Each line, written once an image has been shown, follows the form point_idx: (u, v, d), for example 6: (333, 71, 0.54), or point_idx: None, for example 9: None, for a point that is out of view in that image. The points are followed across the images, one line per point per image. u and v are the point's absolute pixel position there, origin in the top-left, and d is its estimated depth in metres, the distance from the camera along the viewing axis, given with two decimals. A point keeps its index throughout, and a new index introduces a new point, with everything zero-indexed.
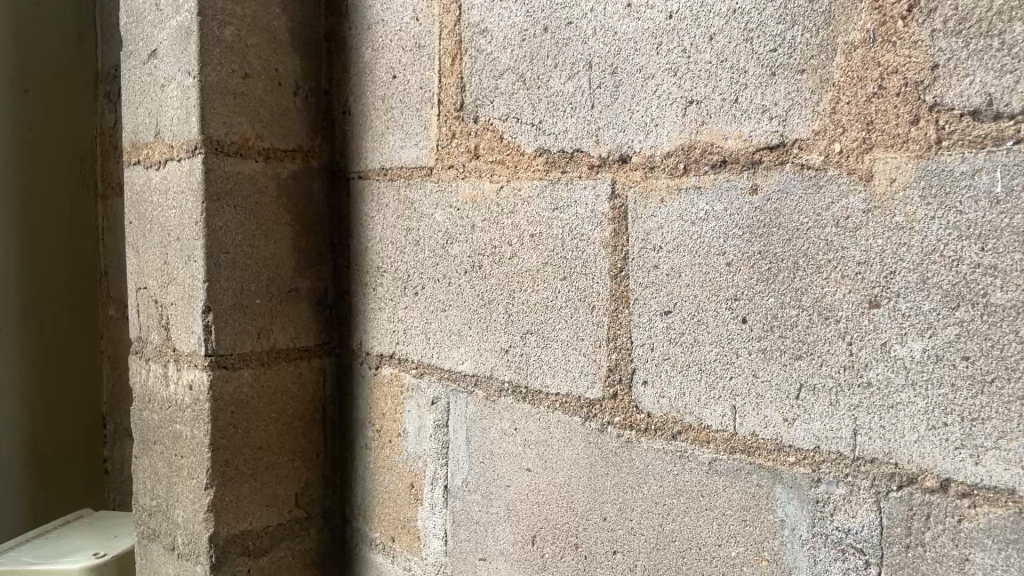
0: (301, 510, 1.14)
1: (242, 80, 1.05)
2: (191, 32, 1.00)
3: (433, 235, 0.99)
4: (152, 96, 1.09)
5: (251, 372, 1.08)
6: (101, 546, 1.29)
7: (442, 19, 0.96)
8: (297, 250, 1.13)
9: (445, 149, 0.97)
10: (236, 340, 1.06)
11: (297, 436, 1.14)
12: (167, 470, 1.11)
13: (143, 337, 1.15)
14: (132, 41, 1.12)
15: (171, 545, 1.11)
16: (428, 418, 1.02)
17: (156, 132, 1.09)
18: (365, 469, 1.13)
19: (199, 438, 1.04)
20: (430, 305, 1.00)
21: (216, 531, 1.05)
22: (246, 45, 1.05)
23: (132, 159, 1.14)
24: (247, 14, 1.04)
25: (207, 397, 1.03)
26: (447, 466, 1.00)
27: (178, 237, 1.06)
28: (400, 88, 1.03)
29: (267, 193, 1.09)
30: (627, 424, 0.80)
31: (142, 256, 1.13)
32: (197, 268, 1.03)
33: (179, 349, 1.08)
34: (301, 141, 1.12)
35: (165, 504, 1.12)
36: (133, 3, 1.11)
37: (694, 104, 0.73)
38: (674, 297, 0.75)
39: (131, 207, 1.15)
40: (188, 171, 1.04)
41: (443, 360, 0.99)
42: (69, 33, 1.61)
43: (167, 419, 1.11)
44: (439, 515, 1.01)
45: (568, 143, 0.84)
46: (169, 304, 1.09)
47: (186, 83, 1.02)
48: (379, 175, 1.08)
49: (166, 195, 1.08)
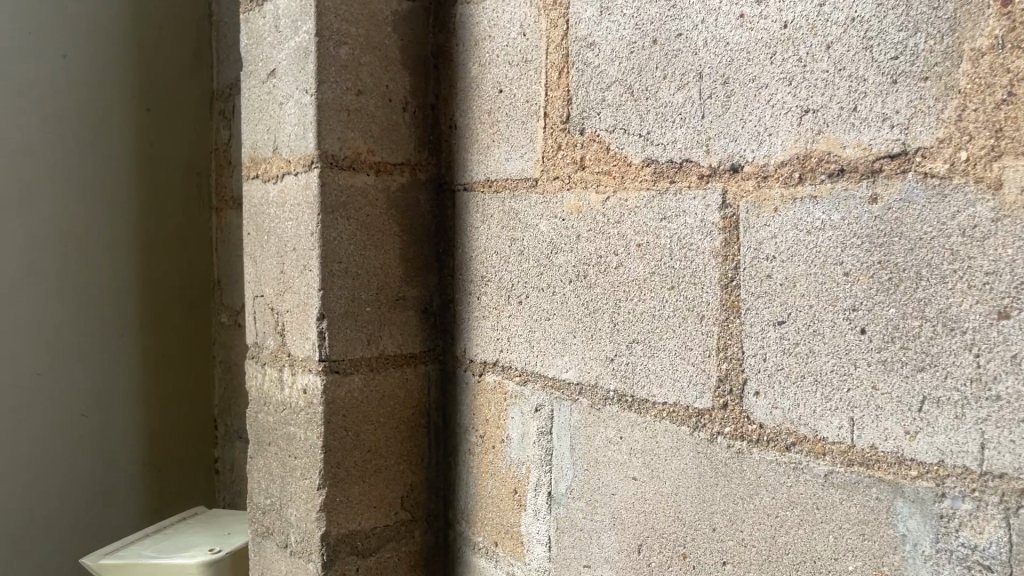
0: (406, 513, 1.17)
1: (356, 97, 1.09)
2: (309, 53, 1.05)
3: (538, 245, 1.00)
4: (270, 113, 1.15)
5: (361, 377, 1.12)
6: (216, 541, 1.33)
7: (550, 33, 0.97)
8: (405, 260, 1.16)
9: (551, 160, 0.99)
10: (347, 345, 1.10)
11: (403, 440, 1.16)
12: (281, 470, 1.16)
13: (259, 343, 1.21)
14: (251, 61, 1.18)
15: (284, 543, 1.16)
16: (532, 425, 1.03)
17: (274, 148, 1.14)
18: (467, 475, 1.15)
19: (313, 440, 1.09)
20: (534, 314, 1.01)
21: (328, 530, 1.09)
22: (360, 64, 1.09)
23: (251, 174, 1.20)
24: (361, 34, 1.09)
25: (321, 400, 1.08)
26: (551, 473, 1.00)
27: (294, 248, 1.11)
28: (506, 101, 1.04)
29: (377, 205, 1.13)
30: (738, 434, 0.80)
31: (259, 265, 1.19)
32: (312, 277, 1.08)
33: (294, 354, 1.13)
34: (410, 154, 1.16)
35: (279, 503, 1.17)
36: (252, 25, 1.17)
37: (810, 113, 0.73)
38: (788, 307, 0.75)
39: (249, 219, 1.21)
40: (305, 185, 1.09)
41: (547, 368, 1.00)
42: (189, 53, 1.70)
43: (281, 421, 1.16)
44: (543, 521, 1.01)
45: (677, 154, 0.84)
46: (284, 311, 1.14)
47: (304, 101, 1.07)
48: (484, 188, 1.10)
49: (284, 208, 1.13)
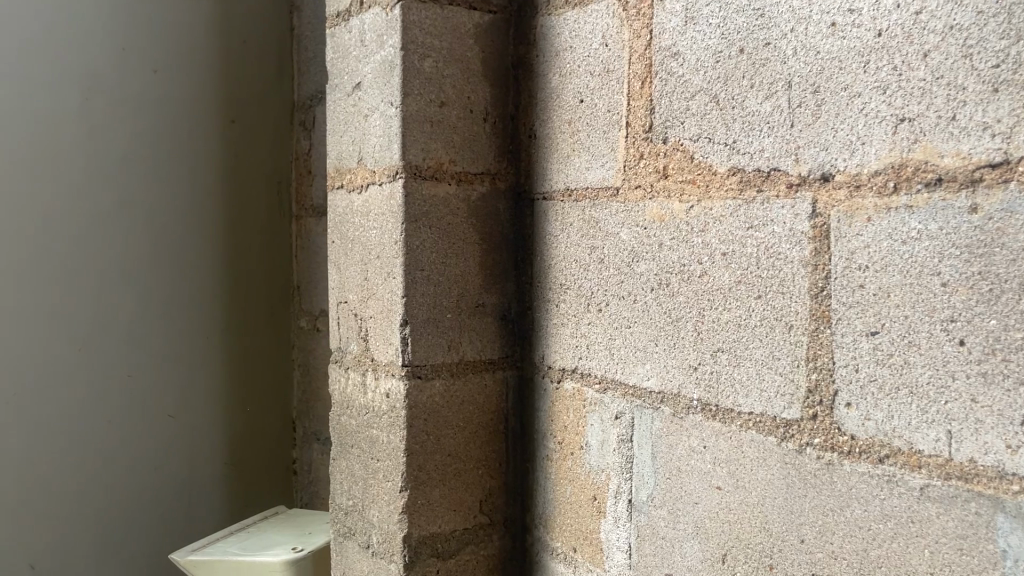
0: (485, 517, 1.17)
1: (438, 108, 1.11)
2: (395, 66, 1.08)
3: (618, 254, 1.00)
4: (356, 125, 1.18)
5: (442, 383, 1.13)
6: (300, 540, 1.36)
7: (633, 44, 0.97)
8: (484, 267, 1.16)
9: (633, 169, 0.99)
10: (429, 351, 1.12)
11: (482, 445, 1.17)
12: (364, 472, 1.19)
13: (343, 347, 1.24)
14: (337, 74, 1.21)
15: (366, 543, 1.19)
16: (613, 432, 1.02)
17: (359, 158, 1.18)
18: (546, 481, 1.14)
19: (396, 443, 1.11)
20: (615, 322, 1.01)
21: (409, 531, 1.11)
22: (442, 76, 1.11)
23: (336, 183, 1.23)
24: (445, 46, 1.11)
25: (404, 404, 1.10)
26: (632, 481, 1.00)
27: (378, 255, 1.14)
28: (587, 111, 1.05)
29: (457, 214, 1.14)
30: (828, 445, 0.79)
31: (344, 273, 1.22)
32: (396, 284, 1.10)
33: (378, 359, 1.16)
34: (488, 164, 1.16)
35: (361, 504, 1.19)
36: (338, 39, 1.20)
37: (905, 122, 0.72)
38: (882, 317, 0.74)
39: (334, 228, 1.24)
40: (389, 195, 1.11)
41: (628, 376, 1.00)
42: (271, 66, 1.74)
43: (365, 424, 1.19)
44: (624, 529, 1.01)
45: (764, 163, 0.84)
46: (368, 317, 1.17)
47: (389, 112, 1.10)
48: (564, 197, 1.09)
49: (368, 217, 1.16)
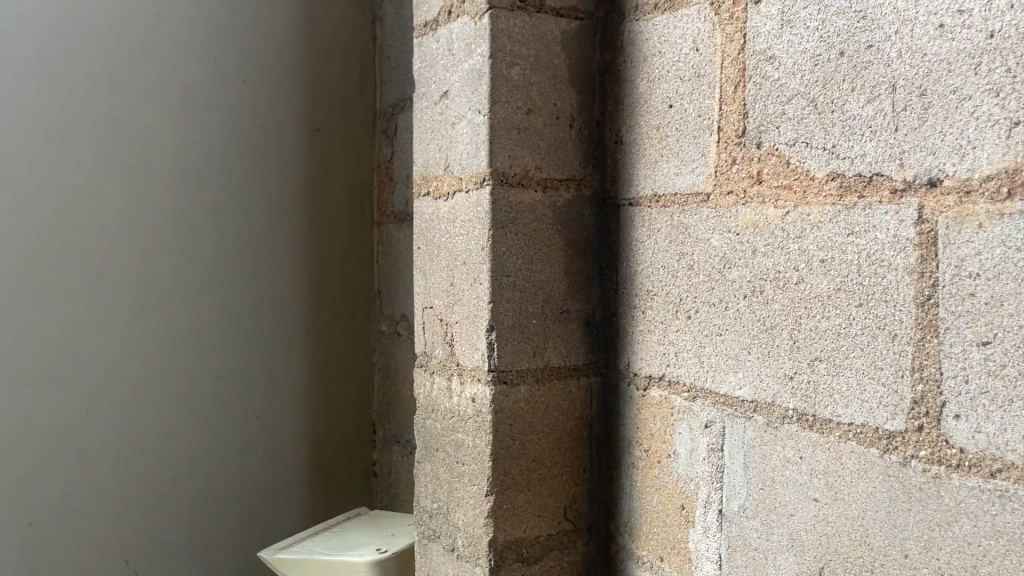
0: (569, 523, 1.17)
1: (525, 115, 1.11)
2: (483, 75, 1.09)
3: (709, 260, 0.99)
4: (443, 132, 1.19)
5: (527, 388, 1.13)
6: (385, 541, 1.37)
7: (725, 48, 0.96)
8: (569, 273, 1.15)
9: (725, 175, 0.97)
10: (515, 357, 1.11)
11: (567, 451, 1.16)
12: (449, 476, 1.19)
13: (428, 352, 1.25)
14: (424, 83, 1.23)
15: (451, 546, 1.19)
16: (702, 441, 1.01)
17: (446, 165, 1.19)
18: (631, 488, 1.14)
19: (481, 447, 1.12)
20: (705, 330, 1.00)
21: (495, 536, 1.11)
22: (530, 83, 1.11)
23: (423, 191, 1.25)
24: (532, 53, 1.11)
25: (489, 409, 1.11)
26: (723, 491, 0.99)
27: (464, 262, 1.15)
28: (676, 116, 1.04)
29: (543, 220, 1.13)
30: (935, 459, 0.77)
31: (430, 278, 1.23)
32: (482, 290, 1.11)
33: (463, 364, 1.16)
34: (574, 170, 1.15)
35: (446, 508, 1.20)
36: (426, 49, 1.21)
37: (1020, 126, 0.70)
38: (994, 326, 0.72)
39: (420, 234, 1.26)
40: (476, 202, 1.12)
41: (719, 384, 0.98)
42: (353, 74, 1.76)
43: (449, 428, 1.19)
44: (714, 539, 1.00)
45: (866, 168, 0.82)
46: (454, 322, 1.18)
47: (476, 120, 1.11)
48: (652, 203, 1.08)
49: (455, 224, 1.17)
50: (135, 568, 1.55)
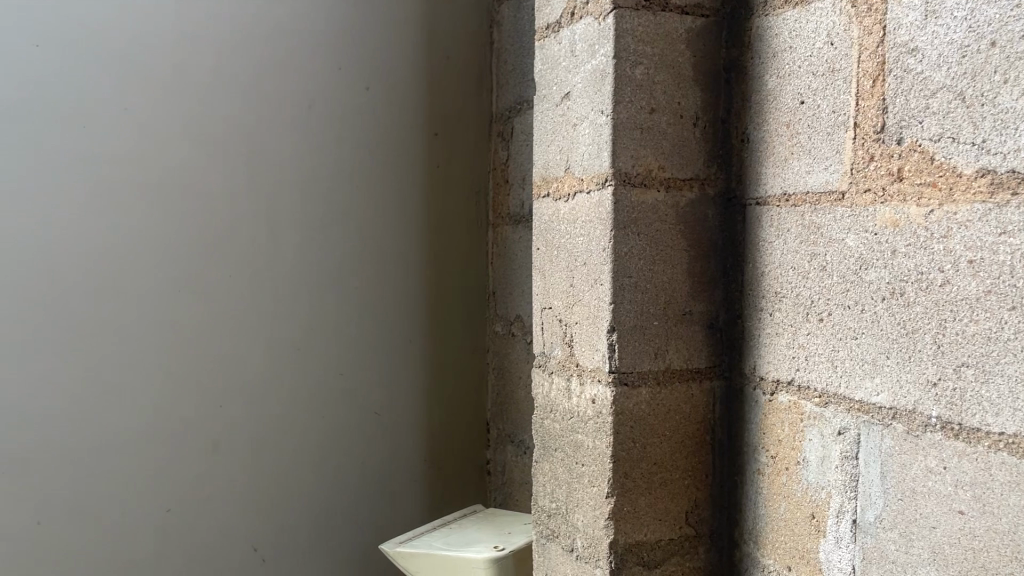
0: (691, 528, 1.15)
1: (648, 115, 1.10)
2: (607, 75, 1.09)
3: (844, 261, 0.96)
4: (563, 134, 1.18)
5: (648, 391, 1.11)
6: (502, 538, 1.38)
7: (863, 41, 0.93)
8: (692, 275, 1.13)
9: (861, 172, 0.94)
10: (637, 359, 1.10)
11: (688, 455, 1.14)
12: (568, 476, 1.19)
13: (547, 352, 1.25)
14: (546, 85, 1.23)
15: (570, 547, 1.19)
16: (835, 449, 0.98)
17: (567, 166, 1.18)
18: (756, 495, 1.11)
19: (602, 449, 1.11)
20: (838, 333, 0.97)
21: (616, 538, 1.10)
22: (654, 82, 1.10)
23: (542, 192, 1.24)
24: (657, 52, 1.10)
25: (610, 410, 1.10)
26: (857, 500, 0.95)
27: (584, 262, 1.14)
28: (808, 113, 1.01)
29: (667, 221, 1.11)
30: None
31: (548, 279, 1.23)
32: (603, 291, 1.10)
33: (582, 365, 1.16)
34: (698, 169, 1.13)
35: (565, 508, 1.20)
36: (548, 51, 1.22)
37: None
38: None
39: (539, 235, 1.25)
40: (597, 203, 1.11)
41: (854, 391, 0.95)
42: (471, 79, 1.79)
43: (568, 428, 1.19)
44: (847, 550, 0.96)
45: (1021, 163, 0.77)
46: (574, 323, 1.17)
47: (599, 121, 1.10)
48: (780, 203, 1.06)
49: (575, 224, 1.16)
50: (264, 556, 1.62)
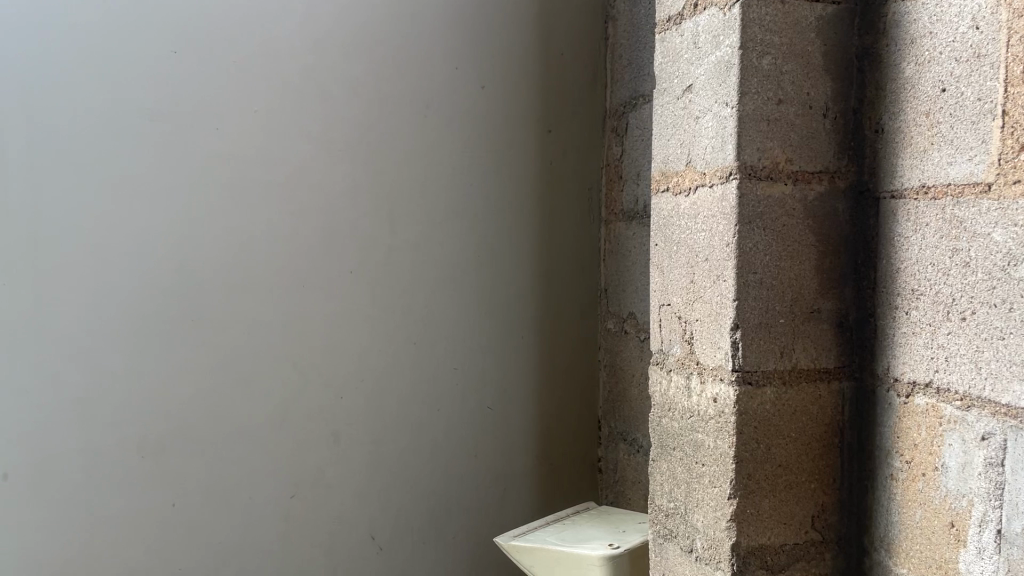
0: (817, 533, 1.12)
1: (776, 107, 1.07)
2: (732, 66, 1.06)
3: (990, 257, 0.90)
4: (684, 127, 1.16)
5: (774, 391, 1.08)
6: (616, 537, 1.36)
7: (1012, 24, 0.87)
8: (821, 271, 1.10)
9: (1010, 163, 0.88)
10: (762, 357, 1.07)
11: (815, 458, 1.11)
12: (687, 476, 1.17)
13: (665, 349, 1.22)
14: (666, 78, 1.21)
15: (689, 548, 1.17)
16: (977, 455, 0.93)
17: (687, 160, 1.16)
18: (889, 502, 1.06)
19: (724, 449, 1.09)
20: (983, 332, 0.91)
21: (738, 540, 1.08)
22: (782, 73, 1.07)
23: (661, 187, 1.22)
24: (785, 42, 1.07)
25: (734, 410, 1.07)
26: (1002, 510, 0.89)
27: (706, 258, 1.11)
28: (951, 101, 0.96)
29: (794, 215, 1.08)
30: None
31: (666, 275, 1.21)
32: (725, 287, 1.07)
33: (703, 364, 1.13)
34: (828, 162, 1.10)
35: (683, 508, 1.17)
36: (669, 43, 1.20)
37: None
38: None
39: (657, 231, 1.23)
40: (721, 197, 1.08)
41: (1001, 394, 0.89)
42: (585, 75, 1.78)
43: (687, 427, 1.16)
44: (991, 561, 0.91)
45: None
46: (694, 320, 1.14)
47: (723, 113, 1.08)
48: (918, 195, 1.01)
49: (695, 219, 1.14)
50: (381, 544, 1.66)
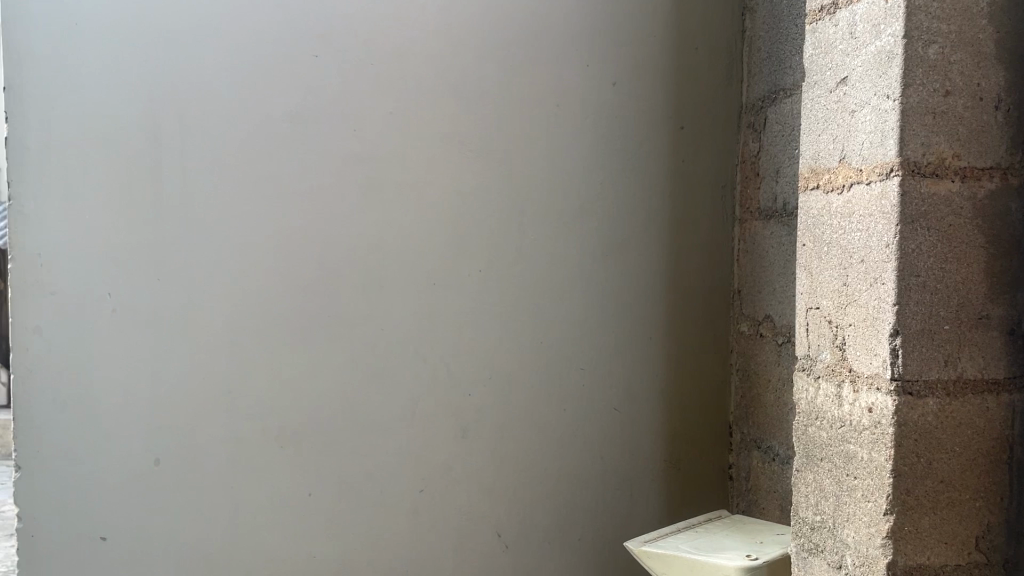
0: (981, 555, 1.04)
1: (943, 99, 1.00)
2: (895, 56, 1.00)
3: None
4: (839, 121, 1.11)
5: (936, 402, 1.01)
6: (753, 548, 1.31)
7: None
8: (990, 275, 1.02)
9: None
10: (923, 366, 1.01)
11: (981, 474, 1.04)
12: (836, 489, 1.11)
13: (813, 355, 1.17)
14: (818, 71, 1.15)
15: (838, 564, 1.11)
16: None
17: (842, 156, 1.10)
18: None
19: (880, 462, 1.03)
20: None
21: (894, 558, 1.02)
22: (950, 63, 1.00)
23: (810, 184, 1.17)
24: (954, 30, 1.00)
25: (892, 421, 1.01)
26: None
27: (862, 259, 1.05)
28: None
29: (961, 215, 1.01)
30: None
31: (816, 277, 1.15)
32: (884, 291, 1.01)
33: (857, 371, 1.07)
34: (1001, 157, 1.02)
35: (832, 522, 1.12)
36: (822, 34, 1.14)
37: None
38: None
39: (805, 231, 1.18)
40: (880, 195, 1.02)
41: None
42: (719, 69, 1.73)
43: (838, 438, 1.11)
44: None
45: None
46: (847, 325, 1.08)
47: (883, 106, 1.02)
48: None
49: (850, 219, 1.08)
50: (506, 542, 1.66)
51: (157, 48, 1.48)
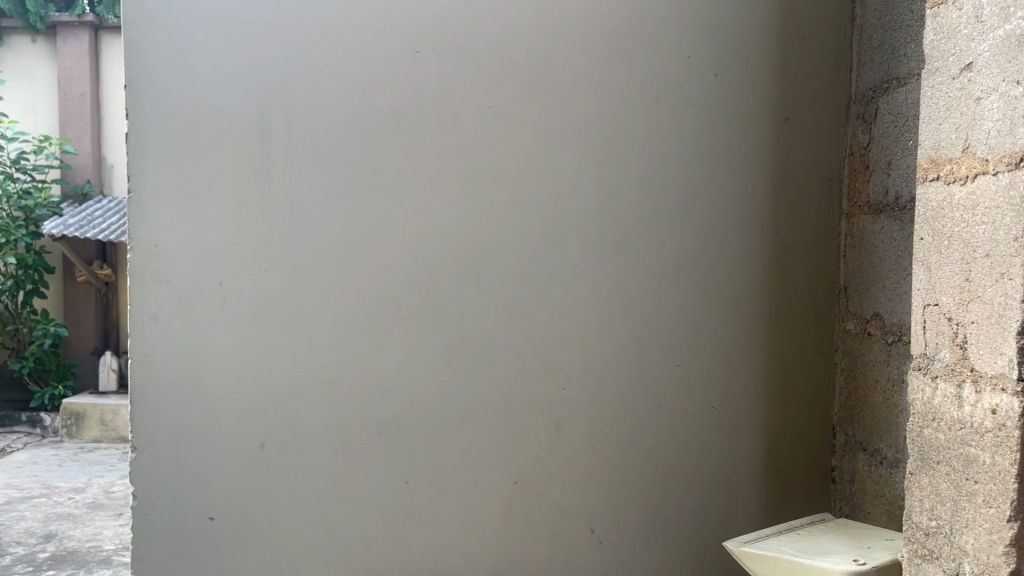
0: None
1: None
2: None
3: None
4: (962, 110, 1.06)
5: None
6: (861, 553, 1.27)
7: None
8: None
9: None
10: None
11: None
12: (954, 493, 1.06)
13: (931, 354, 1.12)
14: (939, 57, 1.10)
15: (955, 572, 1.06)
16: None
17: (965, 146, 1.05)
18: None
19: (1005, 466, 0.98)
20: None
21: (1019, 568, 0.96)
22: None
23: (929, 175, 1.12)
24: None
25: (1019, 423, 0.96)
26: None
27: (987, 254, 1.00)
28: None
29: None
30: None
31: (935, 272, 1.10)
32: (1011, 287, 0.96)
33: (979, 371, 1.02)
34: None
35: (949, 528, 1.07)
36: (944, 18, 1.09)
37: None
38: None
39: (924, 224, 1.13)
40: (1008, 186, 0.97)
41: None
42: (827, 59, 1.68)
43: (957, 440, 1.06)
44: None
45: None
46: (969, 322, 1.04)
47: (1012, 93, 0.97)
48: None
49: (974, 211, 1.03)
50: (599, 537, 1.65)
51: (266, 47, 1.53)
